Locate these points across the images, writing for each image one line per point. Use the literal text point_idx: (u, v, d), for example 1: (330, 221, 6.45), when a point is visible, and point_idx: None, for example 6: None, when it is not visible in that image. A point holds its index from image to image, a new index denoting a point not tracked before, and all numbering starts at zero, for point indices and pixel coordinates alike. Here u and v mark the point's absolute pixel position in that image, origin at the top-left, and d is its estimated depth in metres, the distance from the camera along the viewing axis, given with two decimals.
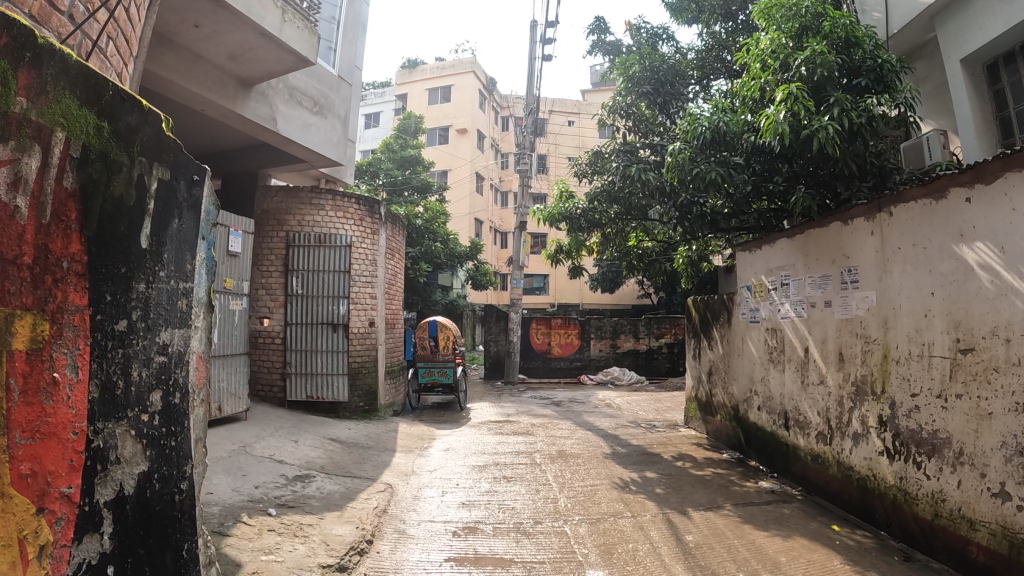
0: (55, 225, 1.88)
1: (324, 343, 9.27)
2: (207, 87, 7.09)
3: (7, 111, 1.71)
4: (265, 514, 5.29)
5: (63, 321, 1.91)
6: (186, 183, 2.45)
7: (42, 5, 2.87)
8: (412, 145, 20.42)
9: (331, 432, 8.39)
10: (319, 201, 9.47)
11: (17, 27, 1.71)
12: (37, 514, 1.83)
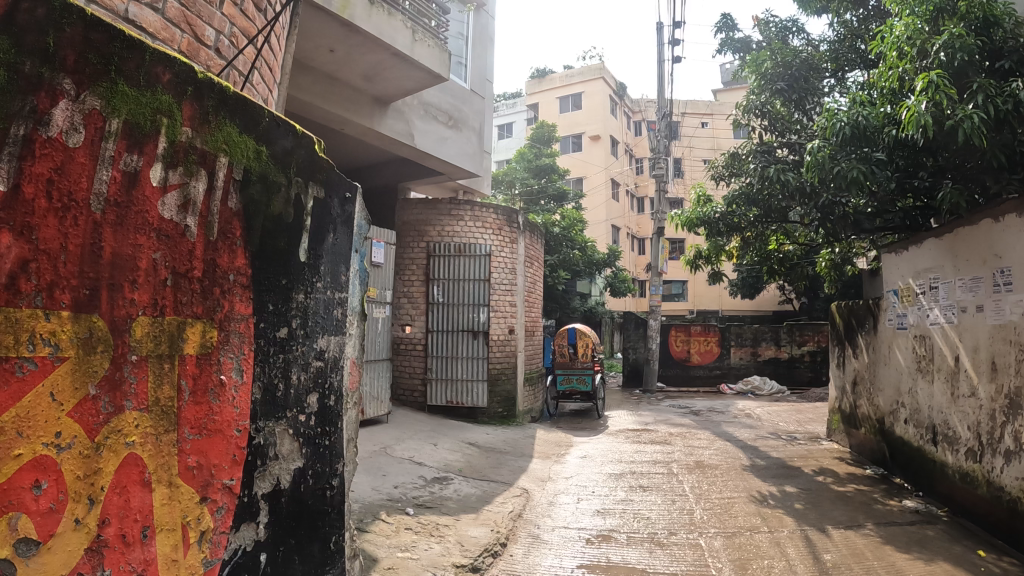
0: (221, 241, 2.02)
1: (464, 350, 9.49)
2: (345, 107, 7.41)
3: (174, 140, 1.85)
4: (403, 513, 5.47)
5: (230, 328, 2.05)
6: (339, 201, 2.58)
7: (189, 41, 3.13)
8: (547, 154, 20.52)
9: (470, 436, 8.55)
10: (458, 212, 9.70)
11: (177, 65, 1.84)
12: (200, 503, 1.96)
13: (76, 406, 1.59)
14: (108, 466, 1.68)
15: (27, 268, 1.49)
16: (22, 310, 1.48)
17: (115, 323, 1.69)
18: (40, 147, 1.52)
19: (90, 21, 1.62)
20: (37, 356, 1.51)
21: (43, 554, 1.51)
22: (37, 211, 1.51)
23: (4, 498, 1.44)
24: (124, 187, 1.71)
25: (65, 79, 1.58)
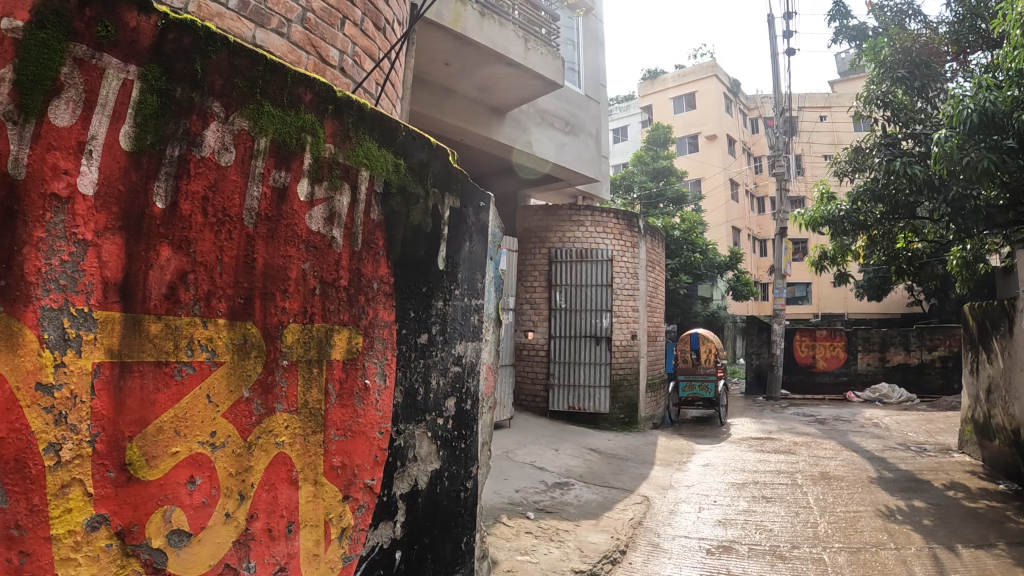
0: (365, 251, 2.11)
1: (587, 355, 9.48)
2: (464, 118, 7.57)
3: (318, 156, 1.96)
4: (523, 517, 5.53)
5: (374, 334, 2.15)
6: (474, 210, 2.62)
7: (315, 62, 3.29)
8: (664, 156, 20.23)
9: (591, 442, 8.54)
10: (579, 217, 9.69)
11: (318, 85, 1.93)
12: (343, 501, 2.05)
13: (230, 408, 1.71)
14: (258, 464, 1.79)
15: (186, 280, 1.61)
16: (182, 317, 1.60)
17: (267, 329, 1.80)
18: (195, 166, 1.64)
19: (234, 47, 1.73)
20: (195, 361, 1.63)
21: (194, 545, 1.63)
22: (195, 226, 1.63)
23: (161, 492, 1.56)
24: (274, 202, 1.82)
25: (215, 102, 1.70)
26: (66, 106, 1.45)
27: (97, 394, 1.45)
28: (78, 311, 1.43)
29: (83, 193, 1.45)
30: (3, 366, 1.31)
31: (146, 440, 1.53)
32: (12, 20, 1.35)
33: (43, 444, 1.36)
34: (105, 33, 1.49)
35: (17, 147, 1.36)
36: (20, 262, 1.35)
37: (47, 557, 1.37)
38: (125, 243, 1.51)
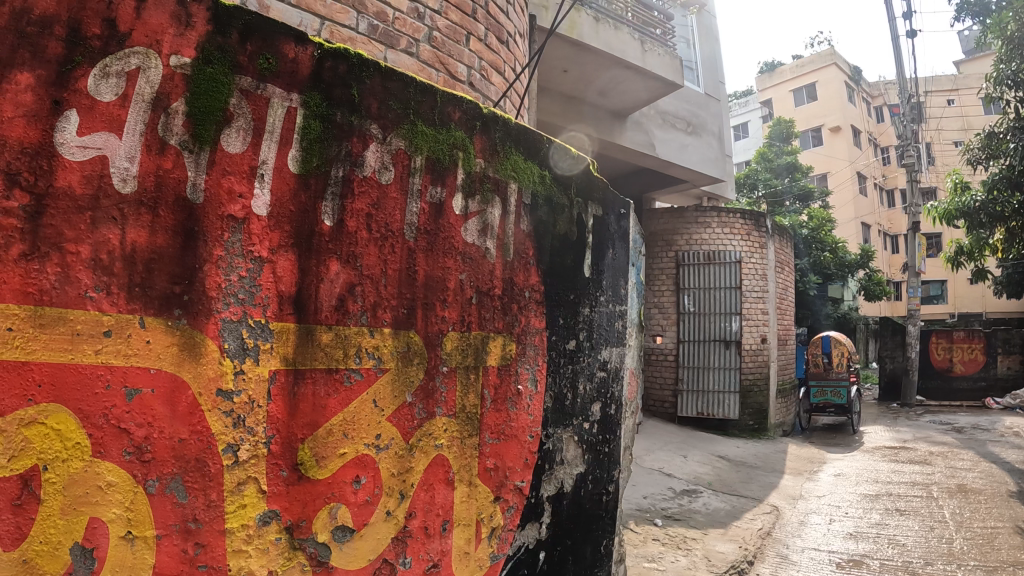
0: (517, 260, 2.22)
1: (717, 359, 9.32)
2: (587, 124, 7.61)
3: (470, 171, 2.06)
4: (651, 524, 5.52)
5: (526, 341, 2.24)
6: (615, 217, 2.74)
7: (444, 78, 3.39)
8: (787, 152, 19.55)
9: (719, 450, 8.38)
10: (705, 219, 9.58)
11: (466, 103, 2.04)
12: (494, 502, 2.17)
13: (393, 412, 1.84)
14: (418, 465, 1.91)
15: (354, 291, 1.74)
16: (351, 326, 1.74)
17: (428, 338, 1.93)
18: (358, 185, 1.76)
19: (386, 70, 1.84)
20: (363, 368, 1.77)
21: (356, 540, 1.75)
22: (361, 241, 1.76)
23: (328, 490, 1.69)
24: (432, 216, 1.93)
25: (372, 124, 1.81)
26: (236, 134, 1.59)
27: (273, 399, 1.59)
28: (255, 322, 1.56)
29: (255, 213, 1.58)
30: (187, 373, 1.47)
31: (316, 442, 1.66)
32: (182, 57, 1.51)
33: (223, 444, 1.51)
34: (267, 65, 1.63)
35: (195, 174, 1.51)
36: (203, 278, 1.49)
37: (222, 548, 1.50)
38: (297, 259, 1.64)
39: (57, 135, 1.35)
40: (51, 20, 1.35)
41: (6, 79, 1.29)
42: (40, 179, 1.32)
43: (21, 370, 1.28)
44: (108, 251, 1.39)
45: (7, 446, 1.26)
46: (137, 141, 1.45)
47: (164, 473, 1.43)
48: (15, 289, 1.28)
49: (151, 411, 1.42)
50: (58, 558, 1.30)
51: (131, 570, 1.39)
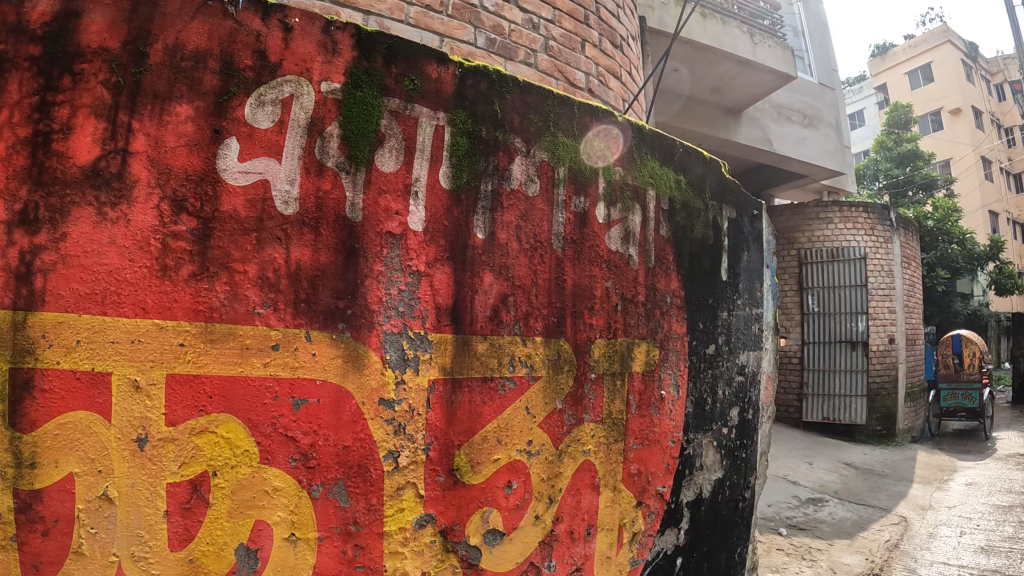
0: (658, 266, 2.42)
1: (843, 361, 8.97)
2: (701, 123, 7.52)
3: (610, 180, 2.26)
4: (776, 534, 5.42)
5: (669, 346, 2.46)
6: (749, 220, 2.98)
7: (563, 87, 3.40)
8: (907, 139, 18.46)
9: (846, 456, 8.10)
10: (827, 215, 9.26)
11: (601, 114, 2.24)
12: (636, 507, 2.38)
13: (544, 418, 2.03)
14: (567, 470, 2.10)
15: (507, 302, 1.94)
16: (504, 336, 1.93)
17: (577, 345, 2.12)
18: (505, 198, 1.96)
19: (526, 86, 2.04)
20: (516, 376, 1.96)
21: (505, 543, 1.93)
22: (511, 253, 1.96)
23: (484, 493, 1.88)
24: (577, 225, 2.13)
25: (516, 138, 2.01)
26: (389, 154, 1.80)
27: (432, 407, 1.79)
28: (415, 334, 1.78)
29: (411, 229, 1.79)
30: (350, 384, 1.68)
31: (472, 447, 1.86)
32: (331, 82, 1.74)
33: (383, 451, 1.71)
34: (412, 86, 1.84)
35: (352, 195, 1.73)
36: (364, 294, 1.71)
37: (379, 550, 1.70)
38: (452, 272, 1.85)
39: (219, 162, 1.60)
40: (204, 54, 1.61)
41: (168, 112, 1.57)
42: (205, 205, 1.57)
43: (192, 384, 1.52)
44: (274, 269, 1.62)
45: (180, 453, 1.51)
46: (297, 163, 1.68)
47: (327, 478, 1.64)
48: (187, 310, 1.53)
49: (317, 420, 1.63)
50: (223, 558, 1.53)
51: (293, 568, 1.60)
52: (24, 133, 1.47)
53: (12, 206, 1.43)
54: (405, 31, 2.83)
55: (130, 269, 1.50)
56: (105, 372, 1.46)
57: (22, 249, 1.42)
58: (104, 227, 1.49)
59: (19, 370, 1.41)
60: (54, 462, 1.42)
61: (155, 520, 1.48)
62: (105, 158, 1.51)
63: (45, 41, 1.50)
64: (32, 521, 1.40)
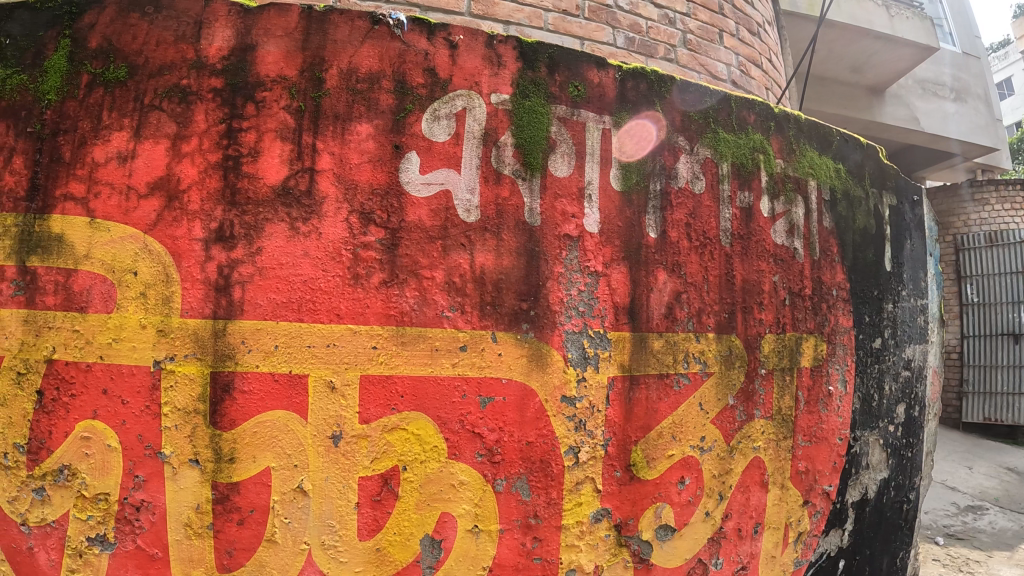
0: (823, 257, 2.54)
1: (1004, 356, 8.39)
2: (843, 104, 7.24)
3: (771, 173, 2.41)
4: (931, 543, 5.16)
5: (836, 341, 2.57)
6: (910, 205, 3.02)
7: (706, 80, 3.35)
8: None
9: (1008, 459, 7.53)
10: (982, 195, 8.70)
11: (757, 107, 2.39)
12: (803, 505, 2.49)
13: (717, 415, 2.21)
14: (737, 466, 2.27)
15: (681, 299, 2.10)
16: (679, 332, 2.10)
17: (749, 341, 2.28)
18: (674, 196, 2.12)
19: (683, 84, 2.19)
20: (690, 372, 2.13)
21: (675, 539, 2.12)
22: (683, 251, 2.11)
23: (658, 489, 2.08)
24: (743, 221, 2.28)
25: (679, 136, 2.17)
26: (562, 159, 1.96)
27: (611, 404, 1.98)
28: (595, 333, 1.94)
29: (588, 231, 1.95)
30: (535, 382, 1.88)
31: (648, 444, 2.05)
32: (500, 94, 1.93)
33: (565, 447, 1.92)
34: (577, 92, 2.01)
35: (530, 200, 1.91)
36: (547, 295, 1.89)
37: (555, 543, 1.93)
38: (628, 271, 2.00)
39: (403, 175, 1.82)
40: (377, 75, 1.86)
41: (349, 131, 1.82)
42: (392, 216, 1.80)
43: (384, 384, 1.78)
44: (460, 273, 1.83)
45: (372, 449, 1.78)
46: (476, 173, 1.88)
47: (512, 473, 1.87)
48: (378, 315, 1.78)
49: (503, 417, 1.85)
50: (408, 548, 1.81)
51: (474, 557, 1.86)
52: (214, 159, 1.79)
53: (209, 225, 1.77)
54: (545, 37, 2.87)
55: (324, 279, 1.76)
56: (301, 374, 1.75)
57: (220, 263, 1.76)
58: (299, 240, 1.76)
59: (220, 373, 1.74)
60: (252, 457, 1.75)
61: (347, 510, 1.78)
62: (294, 176, 1.79)
63: (225, 73, 1.83)
64: (229, 511, 1.75)
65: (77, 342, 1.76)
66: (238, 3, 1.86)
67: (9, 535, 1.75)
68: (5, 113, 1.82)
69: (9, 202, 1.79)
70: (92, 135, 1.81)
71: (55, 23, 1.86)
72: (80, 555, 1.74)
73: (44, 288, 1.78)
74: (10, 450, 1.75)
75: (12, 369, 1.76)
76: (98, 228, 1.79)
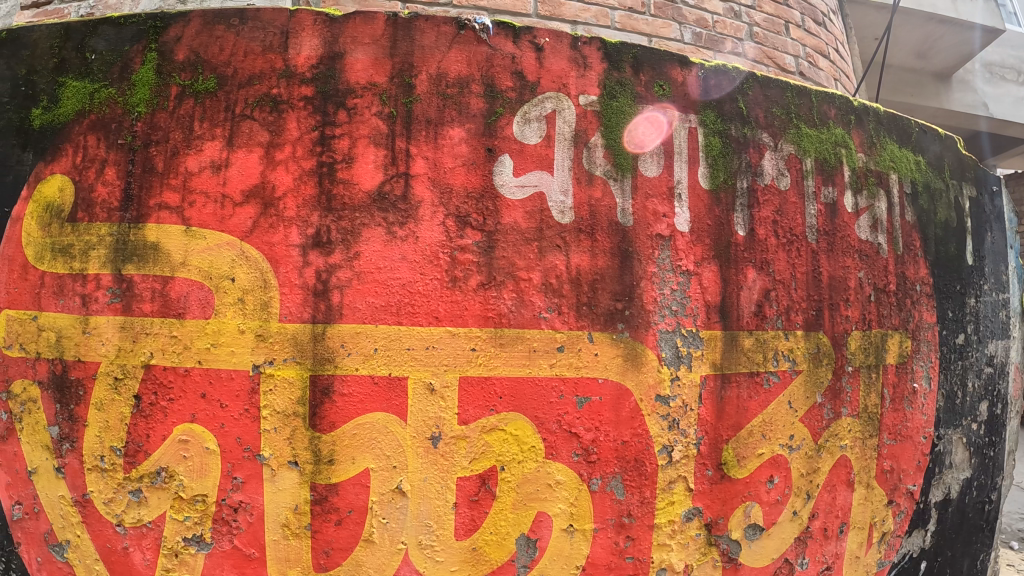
0: (906, 252, 2.49)
1: None
2: (909, 92, 7.10)
3: (854, 168, 2.37)
4: (1006, 548, 5.02)
5: (920, 337, 2.52)
6: (989, 197, 2.95)
7: (774, 72, 3.25)
8: None
9: None
10: None
11: (836, 101, 2.35)
12: (887, 505, 2.45)
13: (805, 413, 2.18)
14: (824, 465, 2.24)
15: (770, 297, 2.09)
16: (769, 330, 2.09)
17: (836, 338, 2.25)
18: (761, 193, 2.11)
19: (764, 81, 2.18)
20: (779, 370, 2.12)
21: (763, 539, 2.10)
22: (771, 248, 2.10)
23: (748, 488, 2.06)
24: (828, 217, 2.25)
25: (763, 133, 2.15)
26: (651, 160, 1.97)
27: (703, 403, 1.98)
28: (687, 332, 1.95)
29: (679, 230, 1.96)
30: (630, 381, 1.89)
31: (738, 443, 2.04)
32: (588, 96, 1.94)
33: (659, 446, 1.93)
34: (662, 91, 2.01)
35: (622, 201, 1.92)
36: (640, 295, 1.90)
37: (647, 542, 1.93)
38: (719, 270, 2.00)
39: (496, 178, 1.84)
40: (466, 79, 1.87)
41: (442, 136, 1.84)
42: (488, 219, 1.82)
43: (484, 385, 1.80)
44: (556, 274, 1.85)
45: (471, 449, 1.80)
46: (568, 174, 1.88)
47: (606, 472, 1.88)
48: (477, 317, 1.80)
49: (599, 417, 1.87)
50: (503, 547, 1.83)
51: (569, 557, 1.87)
52: (308, 165, 1.82)
53: (306, 230, 1.80)
54: (614, 36, 2.78)
55: (421, 282, 1.79)
56: (400, 377, 1.77)
57: (318, 268, 1.79)
58: (396, 244, 1.79)
59: (320, 376, 1.78)
60: (352, 459, 1.77)
61: (445, 510, 1.80)
62: (389, 182, 1.81)
63: (315, 81, 1.86)
64: (327, 512, 1.78)
65: (175, 347, 1.81)
66: (324, 12, 1.88)
67: (106, 535, 1.84)
68: (97, 126, 1.90)
69: (104, 213, 1.86)
70: (184, 145, 1.86)
71: (141, 37, 1.92)
72: (176, 555, 1.81)
73: (140, 295, 1.83)
74: (107, 453, 1.82)
75: (109, 375, 1.83)
76: (194, 235, 1.83)
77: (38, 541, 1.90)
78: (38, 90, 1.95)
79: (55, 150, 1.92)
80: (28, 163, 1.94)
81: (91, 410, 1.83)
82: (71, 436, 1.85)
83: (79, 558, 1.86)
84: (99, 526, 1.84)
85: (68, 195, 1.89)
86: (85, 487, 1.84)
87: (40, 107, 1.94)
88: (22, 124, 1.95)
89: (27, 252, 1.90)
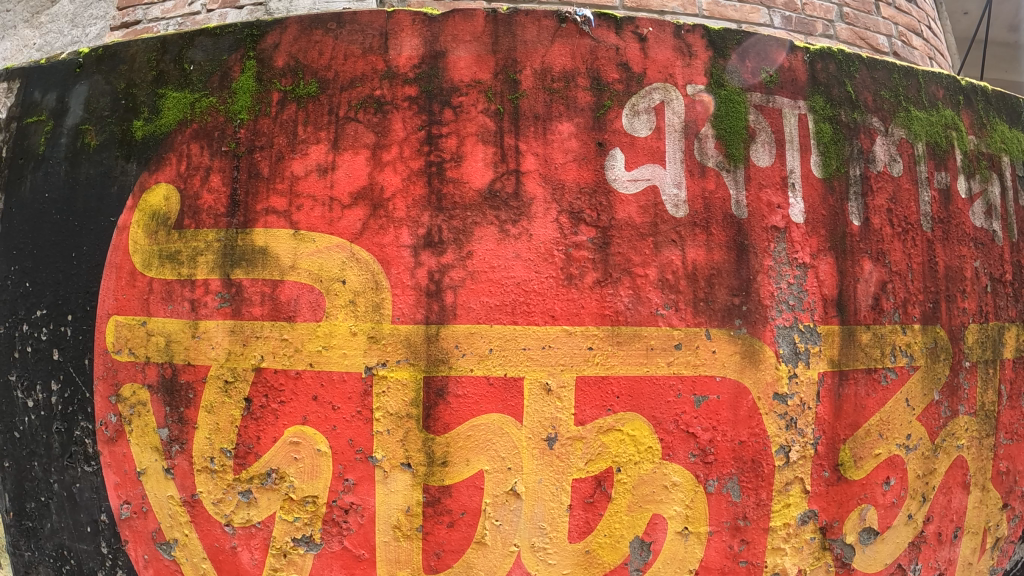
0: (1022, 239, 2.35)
1: None
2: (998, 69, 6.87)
3: (965, 151, 2.24)
4: None
5: None
6: None
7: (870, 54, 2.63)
8: None
9: None
10: None
11: (945, 81, 2.22)
12: (1002, 510, 2.32)
13: (923, 411, 2.06)
14: (941, 465, 2.12)
15: (886, 289, 2.00)
16: (886, 324, 2.00)
17: (953, 331, 2.13)
18: (875, 180, 2.01)
19: (870, 63, 2.08)
20: (897, 365, 2.02)
21: (878, 542, 2.00)
22: (886, 238, 2.01)
23: (864, 490, 1.97)
24: (942, 203, 2.13)
25: (874, 118, 2.05)
26: (763, 149, 1.91)
27: (821, 400, 1.91)
28: (804, 327, 1.89)
29: (793, 222, 1.90)
30: (747, 379, 1.84)
31: (855, 442, 1.95)
32: (696, 85, 1.89)
33: (776, 446, 1.86)
34: (771, 79, 1.95)
35: (736, 192, 1.87)
36: (757, 289, 1.86)
37: (762, 546, 1.87)
38: (834, 262, 1.93)
39: (609, 173, 1.82)
40: (572, 73, 1.84)
41: (551, 131, 1.82)
42: (601, 215, 1.80)
43: (601, 385, 1.77)
44: (673, 270, 1.82)
45: (587, 450, 1.77)
46: (680, 167, 1.85)
47: (723, 473, 1.83)
48: (594, 315, 1.78)
49: (717, 416, 1.82)
50: (617, 549, 1.79)
51: (682, 560, 1.82)
52: (417, 165, 1.81)
53: (416, 231, 1.80)
54: (703, 21, 2.35)
55: (537, 280, 1.78)
56: (517, 377, 1.76)
57: (430, 268, 1.79)
58: (509, 242, 1.78)
59: (434, 377, 1.77)
60: (466, 460, 1.76)
61: (559, 512, 1.77)
62: (499, 179, 1.80)
63: (419, 81, 1.84)
64: (439, 514, 1.77)
65: (286, 350, 1.81)
66: (423, 12, 1.86)
67: (214, 535, 1.85)
68: (199, 134, 1.92)
69: (211, 218, 1.88)
70: (289, 149, 1.86)
71: (239, 45, 1.93)
72: (284, 555, 1.82)
73: (249, 299, 1.84)
74: (217, 455, 1.84)
75: (219, 378, 1.84)
76: (303, 238, 1.83)
77: (146, 540, 1.93)
78: (139, 102, 1.99)
79: (158, 159, 1.95)
80: (133, 173, 1.97)
81: (201, 413, 1.85)
82: (181, 438, 1.87)
83: (187, 556, 1.89)
84: (208, 526, 1.86)
85: (173, 202, 1.92)
86: (194, 488, 1.86)
87: (142, 118, 1.98)
88: (125, 136, 1.99)
89: (134, 259, 1.94)
